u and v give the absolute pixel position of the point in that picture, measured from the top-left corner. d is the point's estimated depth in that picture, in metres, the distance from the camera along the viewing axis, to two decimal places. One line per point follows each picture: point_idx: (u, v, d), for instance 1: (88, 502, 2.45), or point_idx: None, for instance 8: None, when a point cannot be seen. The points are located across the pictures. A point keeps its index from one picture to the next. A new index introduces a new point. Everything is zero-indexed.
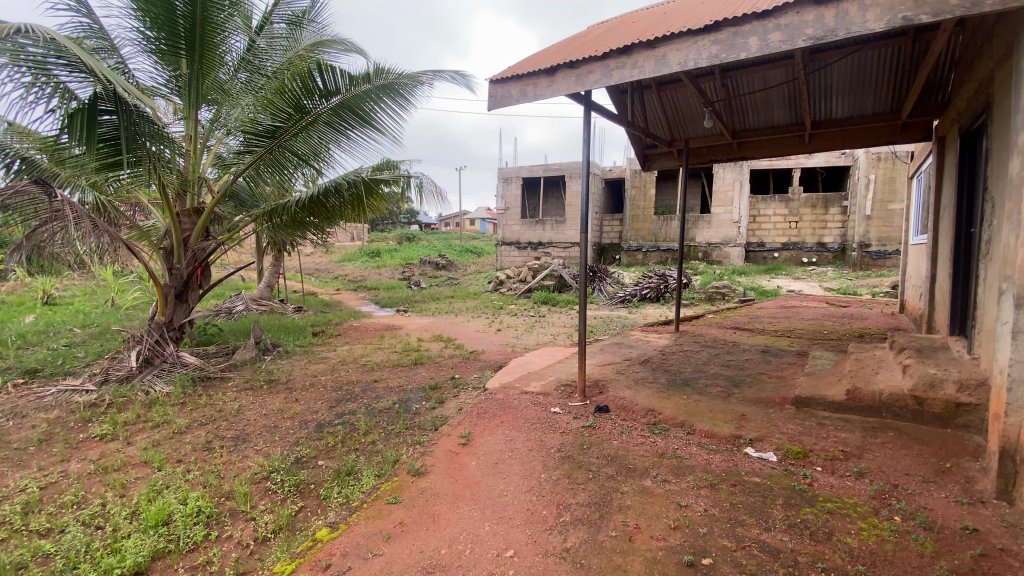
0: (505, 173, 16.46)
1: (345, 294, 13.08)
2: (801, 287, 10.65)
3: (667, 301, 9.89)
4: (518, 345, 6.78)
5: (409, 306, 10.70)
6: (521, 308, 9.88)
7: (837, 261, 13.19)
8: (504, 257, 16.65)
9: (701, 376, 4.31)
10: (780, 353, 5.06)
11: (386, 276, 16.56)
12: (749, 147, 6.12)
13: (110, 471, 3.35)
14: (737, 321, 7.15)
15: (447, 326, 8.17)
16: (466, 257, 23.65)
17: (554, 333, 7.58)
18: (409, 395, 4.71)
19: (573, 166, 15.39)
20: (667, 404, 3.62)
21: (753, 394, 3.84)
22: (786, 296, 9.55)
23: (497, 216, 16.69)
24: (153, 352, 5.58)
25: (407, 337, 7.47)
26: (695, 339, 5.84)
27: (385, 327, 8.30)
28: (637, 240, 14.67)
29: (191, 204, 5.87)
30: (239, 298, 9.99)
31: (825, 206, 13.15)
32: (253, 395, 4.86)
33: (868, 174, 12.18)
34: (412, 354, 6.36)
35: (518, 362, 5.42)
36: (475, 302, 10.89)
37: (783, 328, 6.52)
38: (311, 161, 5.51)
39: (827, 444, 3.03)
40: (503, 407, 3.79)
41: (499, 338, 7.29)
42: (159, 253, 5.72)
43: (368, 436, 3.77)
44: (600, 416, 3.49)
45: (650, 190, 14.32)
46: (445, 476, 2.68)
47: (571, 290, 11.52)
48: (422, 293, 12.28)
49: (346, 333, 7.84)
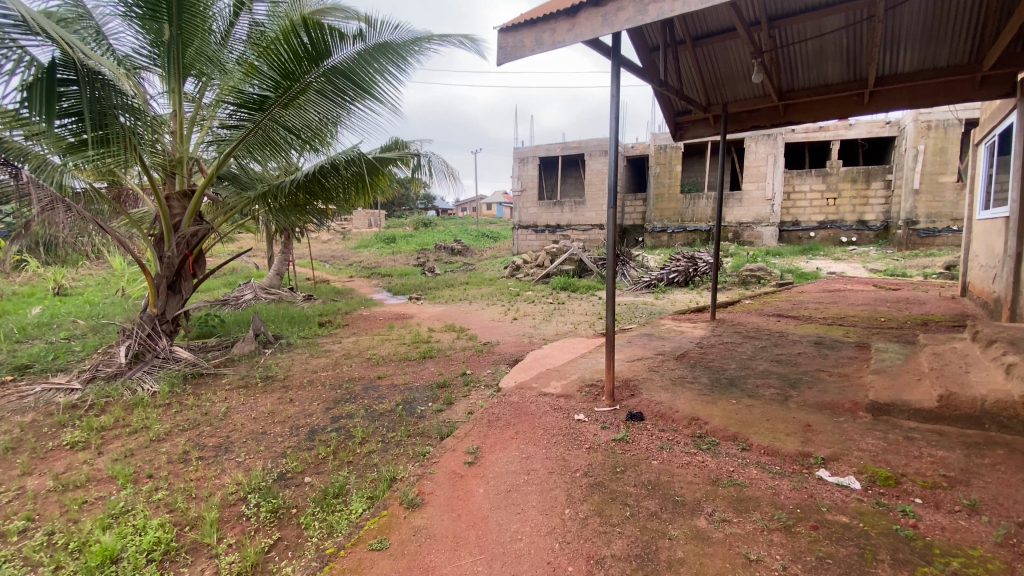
0: (521, 153, 15.80)
1: (358, 281, 12.67)
2: (843, 268, 9.84)
3: (697, 286, 9.22)
4: (536, 336, 6.25)
5: (422, 293, 10.24)
6: (538, 295, 9.32)
7: (880, 240, 12.29)
8: (521, 241, 16.08)
9: (748, 376, 3.71)
10: (837, 345, 4.41)
11: (401, 263, 16.14)
12: (796, 112, 5.38)
13: (70, 489, 2.93)
14: (779, 307, 6.48)
15: (460, 315, 7.67)
16: (483, 242, 23.13)
17: (575, 321, 7.02)
18: (415, 395, 4.21)
19: (592, 144, 14.61)
20: (713, 412, 3.03)
21: (816, 399, 3.23)
22: (828, 279, 8.78)
23: (513, 199, 16.03)
24: (143, 347, 5.19)
25: (418, 327, 7.00)
26: (735, 329, 5.20)
27: (396, 316, 7.84)
28: (661, 220, 13.89)
29: (180, 186, 5.43)
30: (247, 287, 9.68)
31: (866, 180, 12.21)
32: (245, 394, 4.43)
33: (917, 144, 11.19)
34: (422, 346, 5.87)
35: (537, 357, 4.89)
36: (491, 288, 10.36)
37: (833, 314, 5.85)
38: (306, 136, 5.01)
39: (922, 467, 2.42)
40: (518, 412, 3.26)
41: (516, 328, 6.76)
42: (148, 241, 5.30)
43: (365, 446, 3.28)
44: (633, 427, 2.94)
45: (676, 166, 13.52)
46: (445, 510, 2.17)
47: (591, 275, 10.81)
48: (436, 280, 11.79)
49: (354, 323, 7.39)
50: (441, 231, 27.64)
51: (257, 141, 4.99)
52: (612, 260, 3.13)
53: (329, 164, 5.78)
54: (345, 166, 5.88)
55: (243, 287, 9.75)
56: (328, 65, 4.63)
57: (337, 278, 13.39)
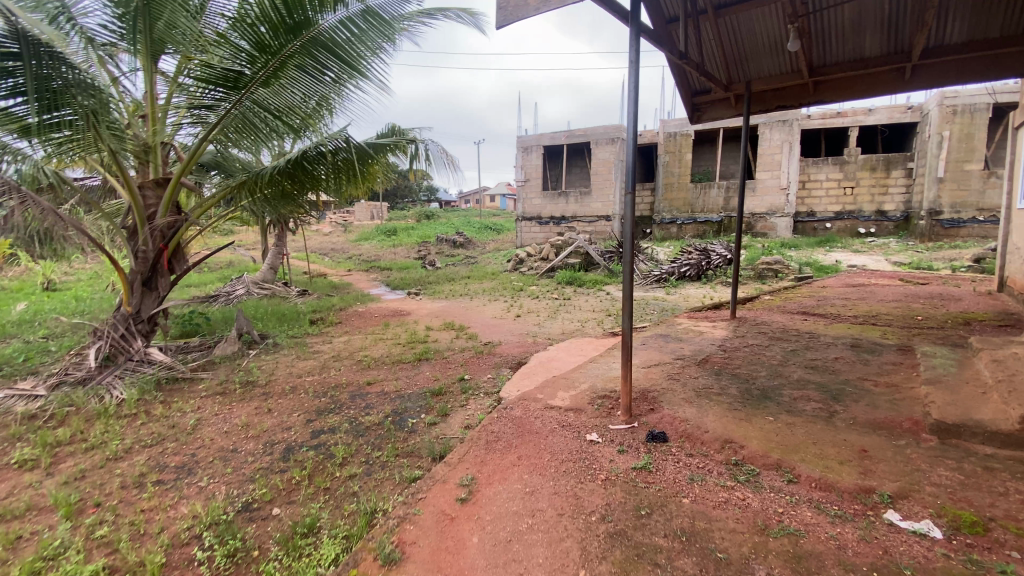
0: (525, 141, 15.28)
1: (356, 275, 12.24)
2: (864, 261, 9.33)
3: (710, 280, 8.75)
4: (540, 335, 5.81)
5: (422, 288, 9.81)
6: (543, 290, 8.88)
7: (900, 231, 11.74)
8: (525, 233, 15.61)
9: (783, 386, 3.26)
10: (876, 349, 3.96)
11: (402, 256, 15.70)
12: (827, 90, 4.89)
13: (3, 522, 2.54)
14: (802, 303, 6.01)
15: (460, 312, 7.24)
16: (485, 234, 22.63)
17: (582, 319, 6.58)
18: (407, 404, 3.80)
19: (599, 132, 14.07)
20: (749, 433, 2.60)
21: (866, 417, 2.79)
22: (849, 273, 8.28)
23: (517, 189, 15.54)
24: (115, 349, 4.79)
25: (415, 324, 6.57)
26: (759, 329, 4.74)
27: (392, 313, 7.41)
28: (670, 211, 13.38)
29: (154, 174, 5.01)
30: (239, 282, 9.29)
31: (886, 168, 11.67)
32: (221, 402, 4.02)
33: (941, 130, 10.61)
34: (418, 347, 5.44)
35: (542, 360, 4.45)
36: (493, 283, 9.91)
37: (863, 312, 5.38)
38: (287, 118, 4.56)
39: (1014, 508, 1.97)
40: (521, 430, 2.83)
41: (519, 326, 6.32)
42: (119, 234, 4.89)
43: (345, 469, 2.87)
44: (656, 451, 2.51)
45: (686, 154, 12.99)
46: (430, 569, 1.75)
47: (598, 268, 10.30)
48: (437, 274, 11.35)
49: (347, 320, 6.96)
50: (443, 224, 27.18)
51: (234, 124, 4.55)
52: (630, 254, 2.67)
53: (316, 153, 5.34)
54: (333, 156, 5.44)
55: (235, 282, 9.36)
56: (307, 37, 4.18)
57: (335, 272, 12.95)
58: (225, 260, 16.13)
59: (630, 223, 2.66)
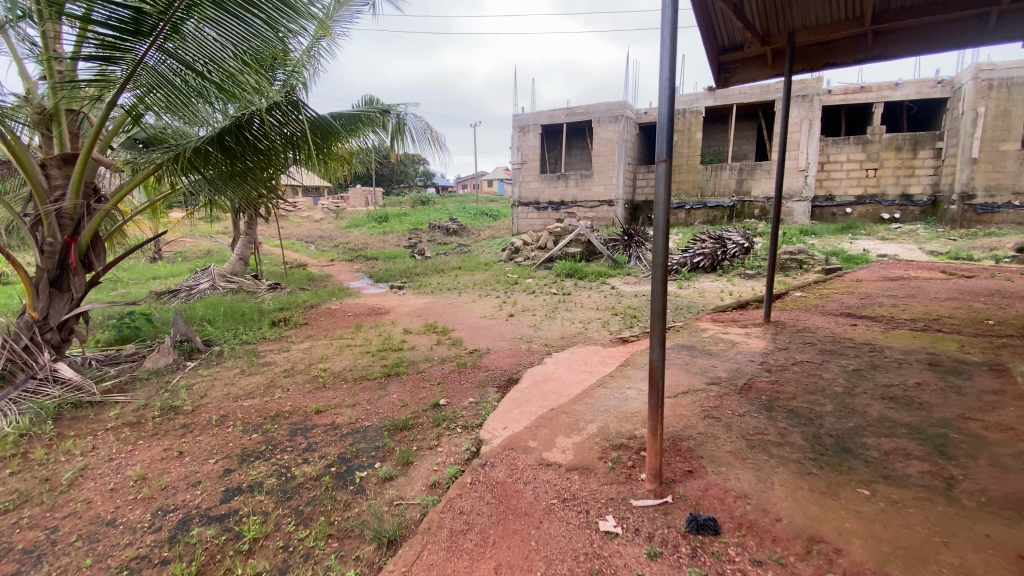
0: (521, 121, 14.21)
1: (337, 265, 11.27)
2: (895, 249, 8.42)
3: (725, 272, 7.86)
4: (536, 340, 4.93)
5: (407, 280, 8.90)
6: (539, 283, 7.97)
7: (926, 217, 10.84)
8: (522, 219, 14.68)
9: (862, 432, 2.39)
10: (964, 371, 3.07)
11: (391, 244, 14.76)
12: (890, 42, 3.93)
13: None
14: (843, 302, 5.12)
15: (445, 310, 6.34)
16: (481, 221, 21.66)
17: (585, 319, 5.69)
18: (360, 443, 2.92)
19: (601, 109, 13.03)
20: (843, 526, 1.72)
21: (1000, 492, 1.91)
22: (882, 264, 7.38)
23: (513, 173, 14.55)
24: (14, 365, 3.84)
25: (391, 325, 5.68)
26: (803, 339, 3.85)
27: (368, 311, 6.50)
28: (678, 196, 12.45)
29: (60, 149, 4.10)
30: (204, 275, 8.39)
31: (913, 147, 10.72)
32: (127, 440, 3.14)
33: (977, 106, 9.60)
34: (389, 356, 4.55)
35: (537, 379, 3.57)
36: (486, 275, 9.00)
37: (920, 314, 4.50)
38: (214, 77, 3.61)
39: None
40: (502, 509, 1.96)
41: (512, 328, 5.42)
42: (17, 223, 3.97)
43: (250, 562, 2.00)
44: (706, 558, 1.64)
45: (696, 133, 12.00)
46: None
47: (600, 258, 9.39)
48: (425, 264, 10.45)
49: (314, 320, 6.06)
50: (437, 210, 26.19)
51: (146, 83, 3.59)
52: (664, 248, 1.81)
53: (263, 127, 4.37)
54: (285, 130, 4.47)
55: (200, 275, 8.45)
56: None
57: (317, 261, 12.03)
58: (204, 249, 15.20)
59: (664, 203, 1.80)
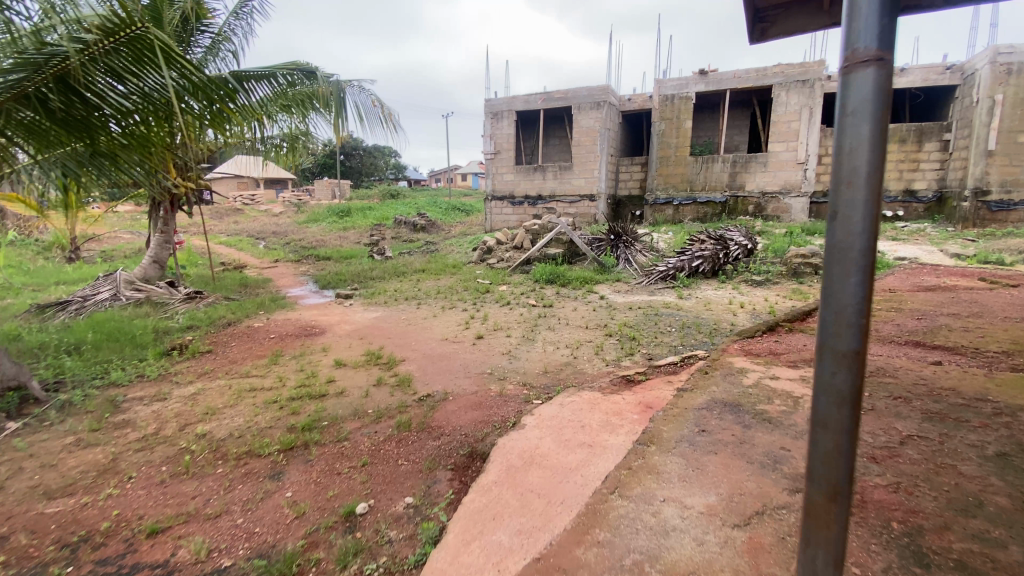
0: (494, 106, 12.90)
1: (282, 266, 9.79)
2: (914, 252, 7.47)
3: (729, 278, 6.79)
4: (509, 379, 3.66)
5: (358, 286, 7.54)
6: (514, 290, 6.74)
7: (931, 215, 10.05)
8: (495, 215, 13.41)
9: None
10: None
11: (349, 242, 13.28)
12: None
13: None
14: (897, 321, 4.05)
15: (395, 331, 5.02)
16: (453, 216, 20.30)
17: (572, 343, 4.48)
18: None
19: (581, 94, 11.83)
20: None
21: None
22: (907, 269, 6.43)
23: (485, 164, 13.26)
24: None
25: (321, 353, 4.35)
26: (888, 389, 2.71)
27: (298, 330, 5.15)
28: (665, 190, 11.40)
29: None
30: (107, 282, 6.86)
31: (918, 139, 9.91)
32: None
33: (993, 93, 8.79)
34: (303, 410, 3.23)
35: (511, 463, 2.31)
36: (452, 280, 7.73)
37: (1011, 342, 3.43)
38: None
39: None
40: None
41: (478, 358, 4.17)
42: None
43: None
44: None
45: (686, 121, 10.92)
46: None
47: (584, 260, 8.22)
48: (383, 266, 9.08)
49: (222, 346, 4.67)
50: (406, 204, 24.74)
51: None
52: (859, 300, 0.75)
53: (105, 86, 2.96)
54: (144, 93, 3.09)
55: (102, 282, 6.92)
56: None
57: (259, 262, 10.50)
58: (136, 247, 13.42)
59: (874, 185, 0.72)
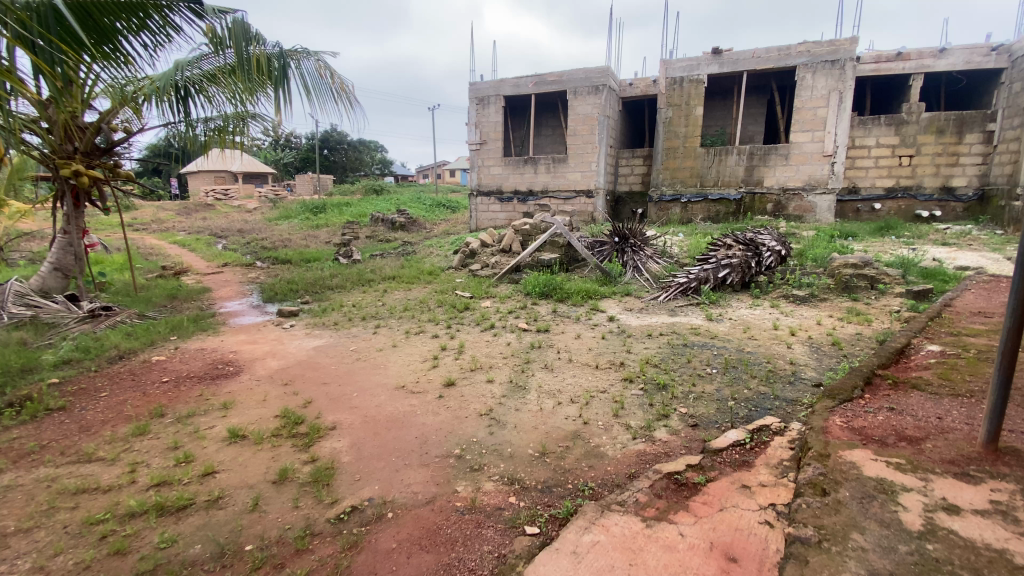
0: (479, 91, 11.56)
1: (232, 272, 8.40)
2: (975, 260, 6.31)
3: (764, 292, 5.57)
4: (487, 469, 2.35)
5: (311, 299, 6.20)
6: (501, 307, 5.45)
7: (970, 216, 8.97)
8: (481, 212, 12.11)
9: None
10: None
11: (318, 242, 11.88)
12: None
13: None
14: None
15: (336, 371, 3.68)
16: (438, 213, 18.99)
17: (582, 394, 3.19)
18: None
19: (577, 77, 10.54)
20: None
21: None
22: (983, 282, 5.22)
23: (471, 156, 11.94)
24: None
25: (218, 413, 3.00)
26: None
27: (208, 369, 3.81)
28: (673, 186, 10.17)
29: None
30: None
31: (958, 129, 8.78)
32: None
33: None
34: (134, 550, 1.89)
35: None
36: (426, 291, 6.42)
37: None
38: None
39: None
40: None
41: (445, 421, 2.87)
42: None
43: None
44: None
45: (696, 108, 9.68)
46: None
47: (584, 267, 6.95)
48: (347, 272, 7.70)
49: (89, 399, 3.30)
50: (389, 200, 23.33)
51: None
52: None
53: None
54: None
55: None
56: None
57: (206, 267, 9.05)
58: None
59: None
